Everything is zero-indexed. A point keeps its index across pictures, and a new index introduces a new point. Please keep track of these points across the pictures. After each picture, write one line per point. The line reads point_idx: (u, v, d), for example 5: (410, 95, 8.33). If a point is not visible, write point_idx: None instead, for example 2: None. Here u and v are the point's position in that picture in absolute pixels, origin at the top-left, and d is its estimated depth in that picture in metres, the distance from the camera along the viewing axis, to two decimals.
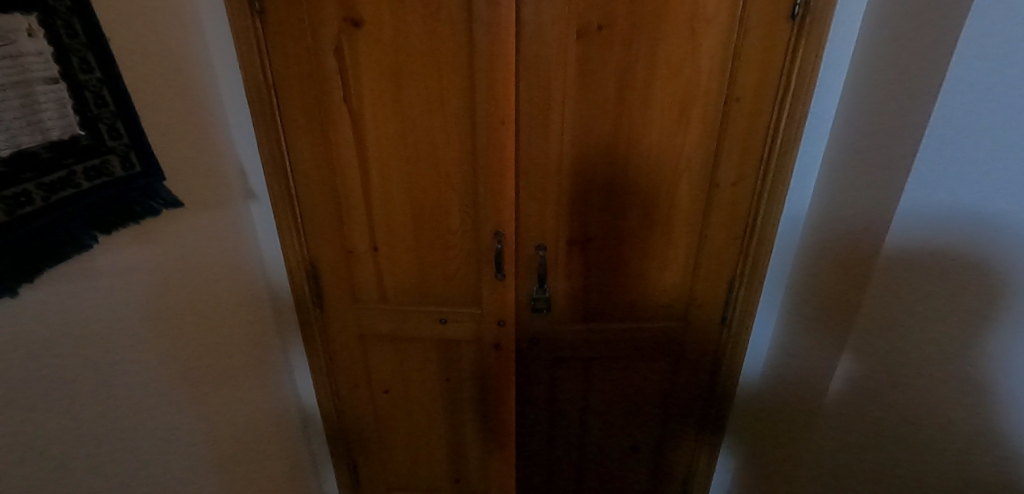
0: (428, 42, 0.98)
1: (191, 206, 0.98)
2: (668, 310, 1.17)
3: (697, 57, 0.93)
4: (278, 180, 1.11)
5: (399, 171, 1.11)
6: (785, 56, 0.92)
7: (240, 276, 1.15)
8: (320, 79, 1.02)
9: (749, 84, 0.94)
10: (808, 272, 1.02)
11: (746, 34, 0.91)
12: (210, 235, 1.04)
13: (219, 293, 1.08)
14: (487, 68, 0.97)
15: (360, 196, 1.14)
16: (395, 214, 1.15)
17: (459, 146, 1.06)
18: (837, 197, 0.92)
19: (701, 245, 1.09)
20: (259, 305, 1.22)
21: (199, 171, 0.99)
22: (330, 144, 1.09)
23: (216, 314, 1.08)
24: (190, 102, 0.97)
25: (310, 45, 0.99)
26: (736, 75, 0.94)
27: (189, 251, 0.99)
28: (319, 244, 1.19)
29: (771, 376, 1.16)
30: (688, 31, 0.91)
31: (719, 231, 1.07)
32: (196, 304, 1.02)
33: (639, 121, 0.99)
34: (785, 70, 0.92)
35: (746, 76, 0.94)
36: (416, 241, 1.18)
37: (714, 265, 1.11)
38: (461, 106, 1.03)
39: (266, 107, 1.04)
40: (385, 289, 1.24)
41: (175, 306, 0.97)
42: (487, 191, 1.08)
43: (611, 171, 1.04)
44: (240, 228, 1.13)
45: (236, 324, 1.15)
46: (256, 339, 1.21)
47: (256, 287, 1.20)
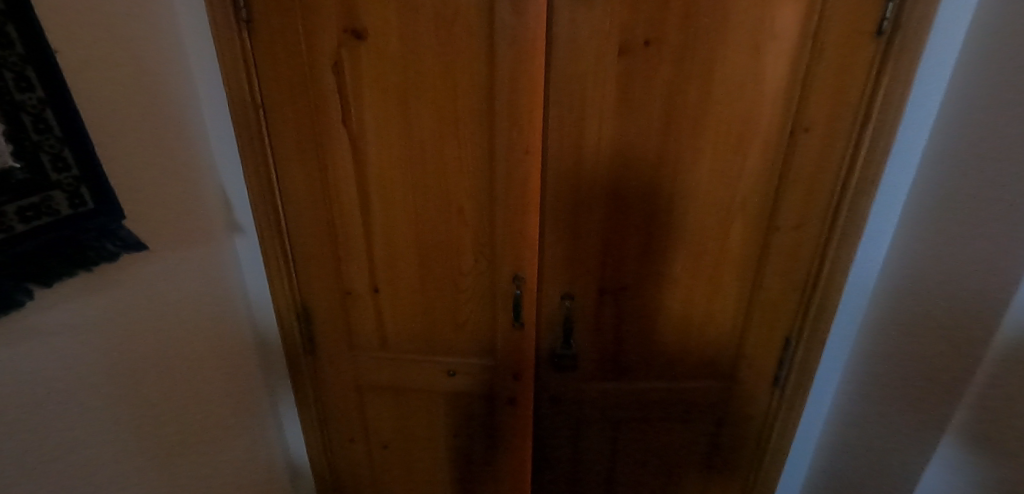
0: (441, 59, 0.84)
1: (159, 248, 0.86)
2: (712, 369, 1.01)
3: (762, 80, 0.79)
4: (266, 213, 0.97)
5: (405, 204, 0.96)
6: (867, 81, 0.77)
7: (222, 320, 1.01)
8: (316, 100, 0.89)
9: (821, 111, 0.79)
10: (901, 331, 0.86)
11: (822, 53, 0.76)
12: (185, 277, 0.91)
13: (195, 342, 0.96)
14: (510, 89, 0.83)
15: (360, 231, 0.99)
16: (399, 252, 1.01)
17: (475, 178, 0.92)
18: (950, 248, 0.76)
19: (754, 296, 0.94)
20: (243, 352, 1.07)
21: (173, 206, 0.86)
22: (326, 172, 0.95)
23: (189, 365, 0.95)
24: (163, 125, 0.84)
25: (305, 60, 0.86)
26: (807, 102, 0.79)
27: (153, 298, 0.86)
28: (313, 284, 1.05)
29: (844, 447, 1.00)
30: (751, 49, 0.77)
31: (777, 281, 0.92)
32: (156, 351, 0.89)
33: (688, 154, 0.85)
34: (866, 96, 0.77)
35: (818, 103, 0.79)
36: (423, 283, 1.03)
37: (770, 319, 0.95)
38: (479, 132, 0.88)
39: (254, 130, 0.91)
40: (385, 334, 1.09)
41: (126, 355, 0.84)
42: (506, 228, 0.94)
43: (652, 211, 0.89)
44: (221, 266, 0.99)
45: (212, 374, 1.00)
46: (239, 390, 1.07)
47: (240, 332, 1.05)
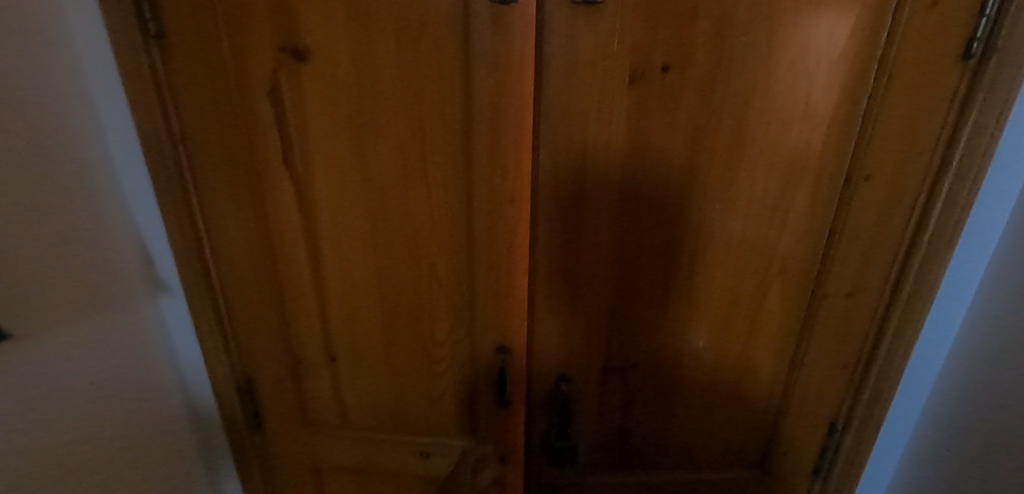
0: (406, 88, 0.67)
1: (54, 321, 0.67)
2: (742, 455, 0.85)
3: (812, 117, 0.62)
4: (194, 269, 0.79)
5: (364, 260, 0.79)
6: (947, 116, 0.59)
7: (143, 397, 0.82)
8: (251, 135, 0.72)
9: (886, 156, 0.62)
10: (985, 428, 0.69)
11: (892, 84, 0.59)
12: (92, 351, 0.73)
13: (106, 429, 0.77)
14: (489, 124, 0.66)
15: (312, 292, 0.82)
16: (360, 316, 0.83)
17: (450, 231, 0.75)
18: None
19: (795, 374, 0.77)
20: (173, 433, 0.88)
21: (73, 266, 0.69)
22: (269, 223, 0.77)
23: (99, 457, 0.77)
24: (54, 169, 0.64)
25: (235, 87, 0.69)
26: (867, 145, 0.63)
27: (50, 384, 0.68)
28: (257, 353, 0.87)
29: None
30: (799, 79, 0.60)
31: (821, 358, 0.75)
32: (61, 454, 0.71)
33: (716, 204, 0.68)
34: (944, 135, 0.60)
35: (882, 146, 0.62)
36: (388, 353, 0.85)
37: (811, 402, 0.78)
38: (454, 177, 0.71)
39: (172, 172, 0.73)
40: (346, 410, 0.91)
41: (22, 468, 0.66)
42: (489, 292, 0.77)
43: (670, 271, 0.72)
44: (140, 335, 0.81)
45: (127, 471, 0.81)
46: (165, 479, 0.88)
47: (167, 409, 0.87)
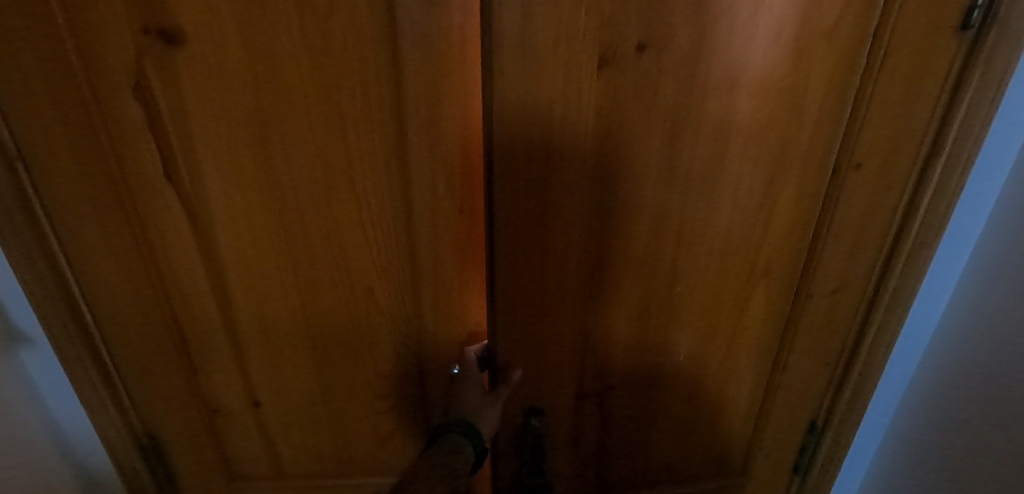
0: (317, 80, 0.53)
1: None
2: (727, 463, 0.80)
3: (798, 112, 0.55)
4: (63, 315, 0.63)
5: (285, 289, 0.65)
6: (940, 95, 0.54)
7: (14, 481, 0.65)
8: (117, 146, 0.55)
9: (878, 143, 0.57)
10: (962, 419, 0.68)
11: (889, 62, 0.52)
12: None
13: None
14: (427, 123, 0.54)
15: (222, 329, 0.68)
16: (287, 353, 0.70)
17: (387, 249, 0.62)
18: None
19: (778, 380, 0.72)
20: None
21: None
22: (157, 252, 0.62)
23: None
24: None
25: (83, 83, 0.52)
26: (859, 133, 0.56)
27: None
28: (161, 406, 0.71)
29: None
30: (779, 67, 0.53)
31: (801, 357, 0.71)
32: None
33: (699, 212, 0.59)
34: (936, 116, 0.55)
35: (874, 133, 0.56)
36: (324, 391, 0.73)
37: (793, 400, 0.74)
38: (386, 186, 0.59)
39: (12, 198, 0.56)
40: (279, 459, 0.78)
41: None
42: (441, 315, 0.66)
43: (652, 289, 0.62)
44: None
45: None
46: None
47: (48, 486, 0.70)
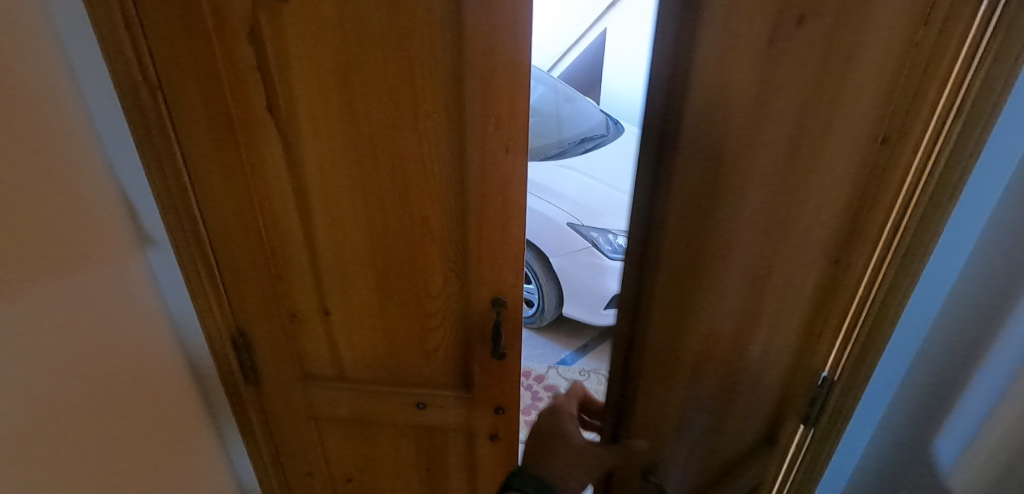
0: (393, 31, 0.63)
1: (65, 273, 0.65)
2: None
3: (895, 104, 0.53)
4: (181, 221, 0.78)
5: (354, 213, 0.77)
6: None
7: (146, 356, 0.80)
8: (230, 82, 0.68)
9: None
10: None
11: None
12: (97, 307, 0.70)
13: (122, 386, 0.75)
14: (481, 68, 0.63)
15: (303, 246, 0.81)
16: (353, 270, 0.82)
17: (442, 183, 0.73)
18: None
19: None
20: (177, 391, 0.86)
21: (68, 219, 0.65)
22: (257, 175, 0.75)
23: (123, 414, 0.75)
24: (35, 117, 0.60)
25: (211, 27, 0.64)
26: None
27: (69, 338, 0.66)
28: (252, 309, 0.86)
29: None
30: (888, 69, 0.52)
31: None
32: (91, 411, 0.69)
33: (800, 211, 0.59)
34: None
35: None
36: (382, 308, 0.85)
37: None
38: (445, 127, 0.69)
39: (152, 119, 0.70)
40: (341, 362, 0.92)
41: (59, 418, 0.65)
42: (485, 246, 0.76)
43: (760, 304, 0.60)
44: (134, 293, 0.77)
45: (146, 430, 0.79)
46: (177, 438, 0.87)
47: (170, 368, 0.85)
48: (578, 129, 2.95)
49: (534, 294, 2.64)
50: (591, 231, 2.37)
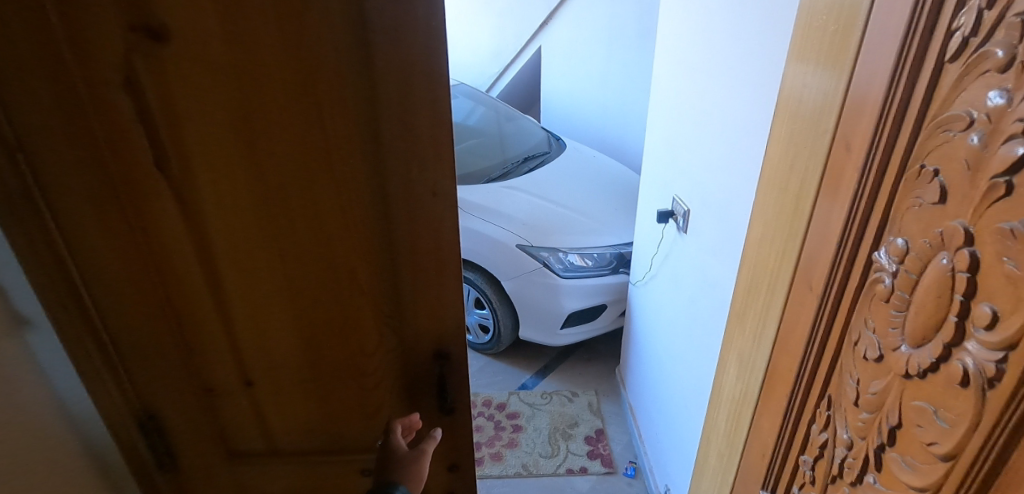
0: (293, 70, 0.56)
1: None
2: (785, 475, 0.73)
3: (935, 132, 0.43)
4: (62, 296, 0.66)
5: (269, 274, 0.69)
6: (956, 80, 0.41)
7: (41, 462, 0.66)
8: (109, 137, 0.58)
9: (947, 155, 0.42)
10: None
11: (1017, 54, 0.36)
12: None
13: None
14: (395, 111, 0.58)
15: (213, 313, 0.71)
16: (275, 334, 0.73)
17: (365, 233, 0.66)
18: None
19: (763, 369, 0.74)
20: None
21: None
22: (150, 236, 0.65)
23: None
24: None
25: (77, 77, 0.55)
26: (956, 143, 0.41)
27: None
28: (159, 386, 0.75)
29: None
30: (882, 90, 0.49)
31: (791, 364, 0.67)
32: None
33: (936, 251, 0.42)
34: (941, 108, 0.43)
35: (955, 148, 0.41)
36: (313, 371, 0.76)
37: (776, 394, 0.73)
38: (363, 172, 0.62)
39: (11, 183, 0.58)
40: (271, 435, 0.82)
41: None
42: (421, 294, 0.70)
43: (998, 386, 0.36)
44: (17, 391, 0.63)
45: None
46: None
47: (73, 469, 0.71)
48: (520, 148, 2.93)
49: (488, 319, 2.57)
50: (540, 251, 2.34)
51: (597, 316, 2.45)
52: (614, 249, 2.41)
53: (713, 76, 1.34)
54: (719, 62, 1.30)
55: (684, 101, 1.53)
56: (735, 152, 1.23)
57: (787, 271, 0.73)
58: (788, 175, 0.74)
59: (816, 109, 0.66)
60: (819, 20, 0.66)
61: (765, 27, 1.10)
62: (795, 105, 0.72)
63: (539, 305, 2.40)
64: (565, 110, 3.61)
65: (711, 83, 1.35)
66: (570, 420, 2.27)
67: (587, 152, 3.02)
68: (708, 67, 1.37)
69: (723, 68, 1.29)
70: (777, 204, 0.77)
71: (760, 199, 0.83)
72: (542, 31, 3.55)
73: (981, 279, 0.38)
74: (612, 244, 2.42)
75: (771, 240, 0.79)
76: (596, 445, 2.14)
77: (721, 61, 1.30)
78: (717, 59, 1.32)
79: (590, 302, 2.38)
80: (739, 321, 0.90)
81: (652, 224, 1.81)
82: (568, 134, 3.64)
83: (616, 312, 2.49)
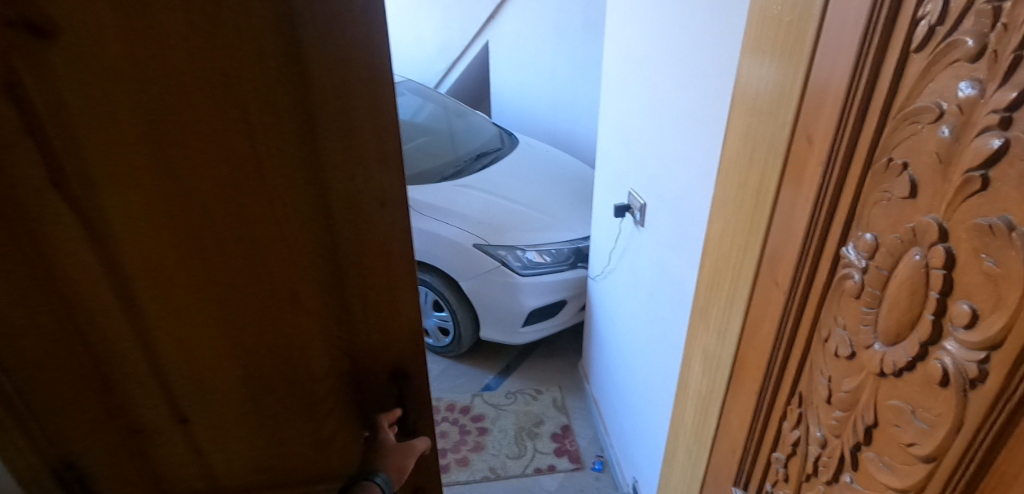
0: (211, 74, 0.47)
1: None
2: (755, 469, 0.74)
3: (902, 124, 0.43)
4: None
5: (201, 303, 0.60)
6: (924, 70, 0.41)
7: None
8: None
9: (918, 148, 0.41)
10: None
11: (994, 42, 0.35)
12: None
13: None
14: (334, 115, 0.51)
15: (132, 351, 0.61)
16: (213, 366, 0.65)
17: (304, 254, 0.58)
18: None
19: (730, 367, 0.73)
20: None
21: None
22: (53, 282, 0.53)
23: None
24: None
25: None
26: (927, 135, 0.40)
27: None
28: (76, 449, 0.63)
29: None
30: (845, 81, 0.48)
31: (759, 361, 0.67)
32: None
33: (907, 247, 0.42)
34: (908, 98, 0.42)
35: (925, 140, 0.41)
36: (256, 401, 0.69)
37: (744, 390, 0.73)
38: (302, 185, 0.55)
39: None
40: (211, 474, 0.74)
41: None
42: (377, 311, 0.65)
43: (982, 386, 0.37)
44: None
45: None
46: None
47: None
48: (472, 145, 2.87)
49: (447, 322, 2.52)
50: (498, 250, 2.30)
51: (557, 313, 2.44)
52: (571, 244, 2.40)
53: (665, 69, 1.33)
54: (670, 55, 1.30)
55: (636, 95, 1.52)
56: (690, 145, 1.23)
57: (750, 266, 0.72)
58: (747, 168, 0.73)
59: (773, 102, 0.66)
60: (775, 12, 0.65)
61: (714, 19, 1.09)
62: (752, 98, 0.71)
63: (499, 305, 2.36)
64: (516, 105, 3.58)
65: (661, 76, 1.35)
66: (535, 418, 2.25)
67: (539, 147, 3.00)
68: (659, 60, 1.36)
69: (673, 61, 1.28)
70: (737, 198, 0.76)
71: (720, 193, 0.82)
72: (488, 26, 3.50)
73: (959, 276, 0.38)
74: (569, 239, 2.41)
75: (732, 234, 0.78)
76: (562, 441, 2.14)
77: (671, 54, 1.29)
78: (667, 51, 1.31)
79: (550, 298, 2.37)
80: (703, 316, 0.90)
81: (609, 218, 1.81)
82: (519, 129, 3.61)
83: (576, 307, 2.49)
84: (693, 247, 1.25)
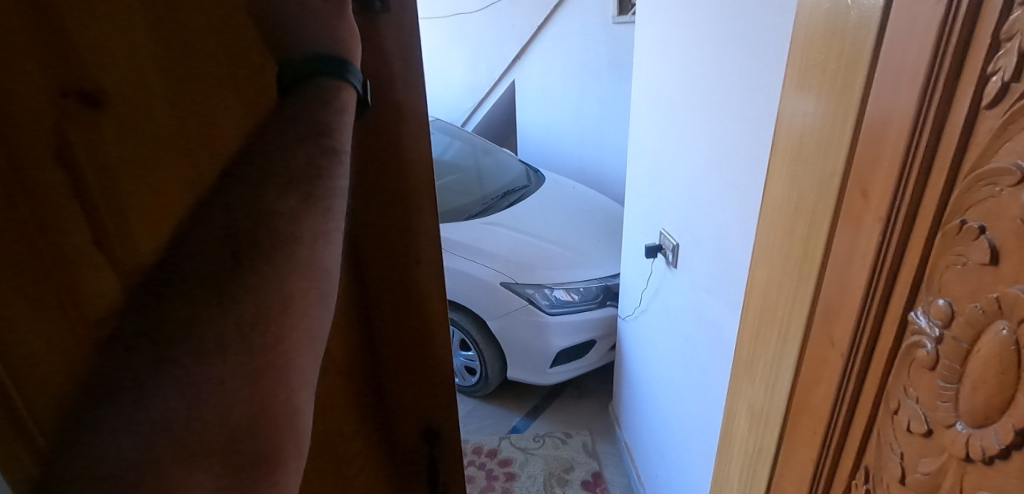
0: None
1: None
2: None
3: (976, 185, 0.40)
4: None
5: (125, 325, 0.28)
6: (999, 131, 0.39)
7: None
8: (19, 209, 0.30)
9: (998, 214, 0.39)
10: None
11: None
12: None
13: None
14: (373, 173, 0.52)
15: None
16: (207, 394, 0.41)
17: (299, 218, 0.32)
18: None
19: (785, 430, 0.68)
20: None
21: None
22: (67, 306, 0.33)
23: None
24: None
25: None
26: (1006, 201, 0.38)
27: None
28: None
29: None
30: (905, 135, 0.46)
31: (814, 425, 0.62)
32: None
33: (991, 318, 0.39)
34: (980, 158, 0.40)
35: (1005, 207, 0.38)
36: None
37: (798, 455, 0.68)
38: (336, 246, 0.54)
39: None
40: None
41: None
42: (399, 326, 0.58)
43: None
44: None
45: None
46: None
47: None
48: (499, 183, 2.90)
49: (474, 361, 2.48)
50: (526, 288, 2.28)
51: (587, 352, 2.38)
52: (600, 282, 2.36)
53: (697, 111, 1.32)
54: (703, 97, 1.29)
55: (667, 136, 1.51)
56: (725, 185, 1.20)
57: (800, 319, 0.68)
58: (793, 217, 0.70)
59: (820, 151, 0.63)
60: (818, 60, 0.63)
61: (748, 61, 1.08)
62: (796, 146, 0.69)
63: (528, 344, 2.32)
64: (542, 142, 3.61)
65: (693, 116, 1.34)
66: (565, 464, 2.17)
67: (566, 184, 3.01)
68: (691, 101, 1.35)
69: (706, 102, 1.27)
70: (782, 248, 0.73)
71: (762, 242, 0.79)
72: (515, 66, 3.59)
73: None
74: (598, 277, 2.37)
75: (777, 286, 0.75)
76: (594, 490, 2.05)
77: (703, 96, 1.28)
78: (699, 93, 1.30)
79: (580, 338, 2.32)
80: (747, 369, 0.85)
81: (640, 258, 1.78)
82: (546, 166, 3.63)
83: (606, 346, 2.43)
84: (731, 291, 1.20)
